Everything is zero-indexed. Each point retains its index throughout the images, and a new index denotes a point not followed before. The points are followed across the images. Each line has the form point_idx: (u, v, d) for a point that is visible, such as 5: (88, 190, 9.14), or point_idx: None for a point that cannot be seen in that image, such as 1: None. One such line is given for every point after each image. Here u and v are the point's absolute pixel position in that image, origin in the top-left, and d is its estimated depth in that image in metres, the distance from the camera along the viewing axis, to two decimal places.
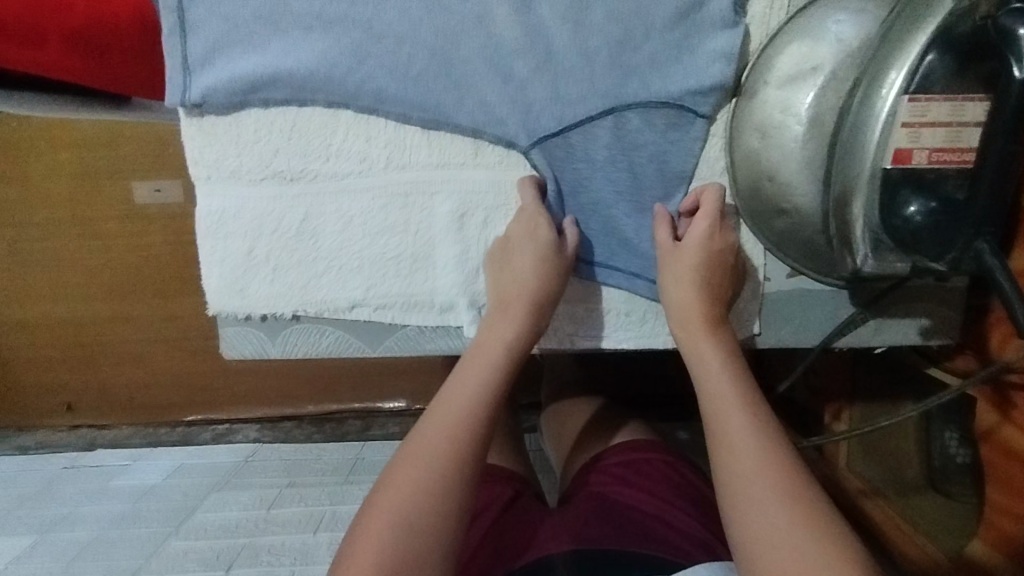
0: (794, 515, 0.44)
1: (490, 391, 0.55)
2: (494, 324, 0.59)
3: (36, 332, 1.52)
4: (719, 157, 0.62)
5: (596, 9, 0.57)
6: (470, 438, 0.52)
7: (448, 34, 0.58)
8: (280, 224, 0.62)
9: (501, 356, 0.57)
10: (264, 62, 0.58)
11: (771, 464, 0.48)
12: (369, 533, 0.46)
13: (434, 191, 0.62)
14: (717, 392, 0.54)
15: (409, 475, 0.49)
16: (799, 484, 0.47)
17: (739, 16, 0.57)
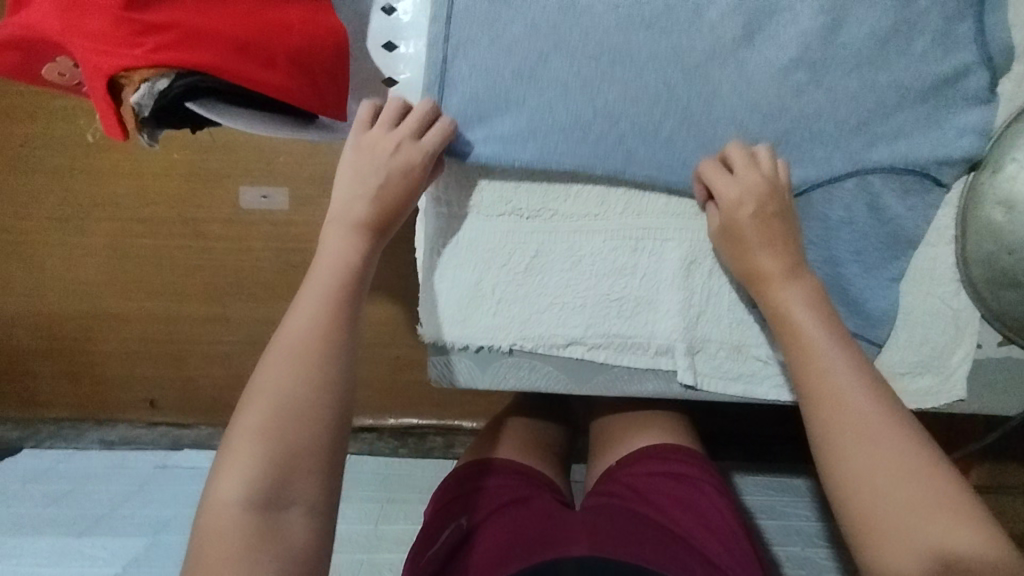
0: (923, 486, 0.45)
1: (327, 311, 0.52)
2: (337, 240, 0.56)
3: (120, 327, 1.34)
4: (949, 225, 0.63)
5: (853, 77, 0.58)
6: (325, 360, 0.50)
7: (703, 93, 0.59)
8: (513, 258, 0.63)
9: (340, 276, 0.54)
10: (523, 122, 0.60)
11: (869, 455, 0.47)
12: (241, 445, 0.47)
13: (667, 238, 0.63)
14: (829, 367, 0.52)
15: (268, 400, 0.48)
16: (897, 481, 0.46)
17: (992, 94, 0.58)
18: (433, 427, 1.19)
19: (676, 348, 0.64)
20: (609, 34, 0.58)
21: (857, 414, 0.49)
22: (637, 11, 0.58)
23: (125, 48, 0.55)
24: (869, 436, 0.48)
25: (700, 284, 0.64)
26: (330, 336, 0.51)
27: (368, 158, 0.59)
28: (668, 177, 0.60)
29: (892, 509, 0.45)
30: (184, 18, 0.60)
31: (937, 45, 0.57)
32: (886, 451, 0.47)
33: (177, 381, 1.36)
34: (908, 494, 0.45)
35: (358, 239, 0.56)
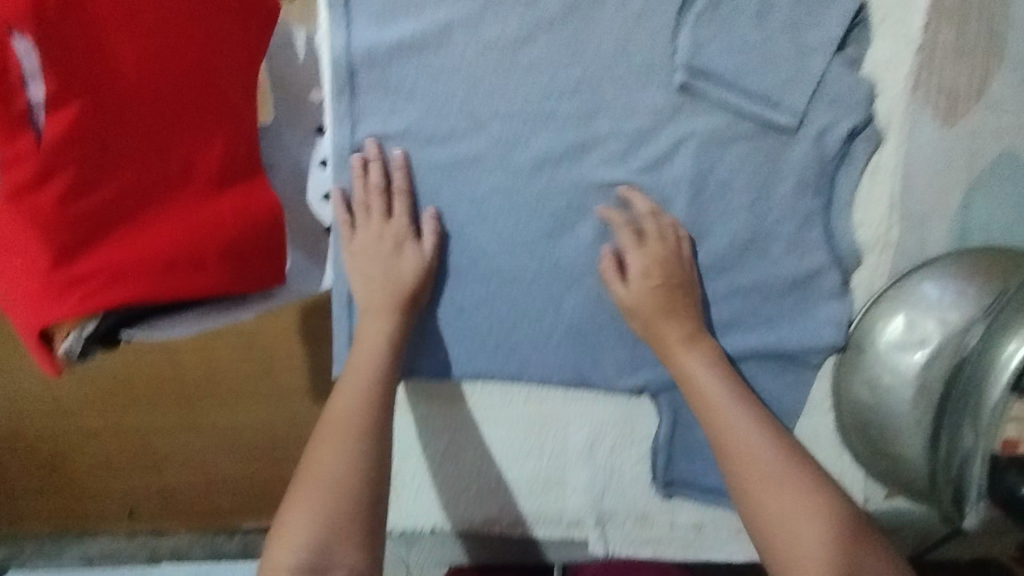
0: (808, 503, 0.54)
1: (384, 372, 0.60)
2: (371, 327, 0.62)
3: (82, 440, 1.05)
4: (825, 396, 0.69)
5: (720, 281, 0.64)
6: (360, 427, 0.57)
7: (586, 304, 0.65)
8: (429, 447, 0.69)
9: (380, 361, 0.60)
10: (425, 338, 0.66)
11: (756, 472, 0.57)
12: (293, 521, 0.52)
13: (567, 422, 0.69)
14: (722, 408, 0.61)
15: (322, 467, 0.55)
16: (775, 491, 0.55)
17: (847, 287, 0.64)
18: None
19: (585, 521, 0.70)
20: (496, 257, 0.65)
21: (754, 446, 0.58)
22: (520, 233, 0.64)
23: (54, 304, 0.52)
24: (754, 457, 0.57)
25: (602, 460, 0.69)
26: (368, 410, 0.58)
27: (372, 258, 0.61)
28: (561, 377, 0.67)
29: (780, 514, 0.54)
30: (114, 259, 0.56)
31: (791, 249, 0.63)
32: (768, 469, 0.57)
33: (155, 489, 1.06)
34: (789, 500, 0.55)
35: (392, 316, 0.62)
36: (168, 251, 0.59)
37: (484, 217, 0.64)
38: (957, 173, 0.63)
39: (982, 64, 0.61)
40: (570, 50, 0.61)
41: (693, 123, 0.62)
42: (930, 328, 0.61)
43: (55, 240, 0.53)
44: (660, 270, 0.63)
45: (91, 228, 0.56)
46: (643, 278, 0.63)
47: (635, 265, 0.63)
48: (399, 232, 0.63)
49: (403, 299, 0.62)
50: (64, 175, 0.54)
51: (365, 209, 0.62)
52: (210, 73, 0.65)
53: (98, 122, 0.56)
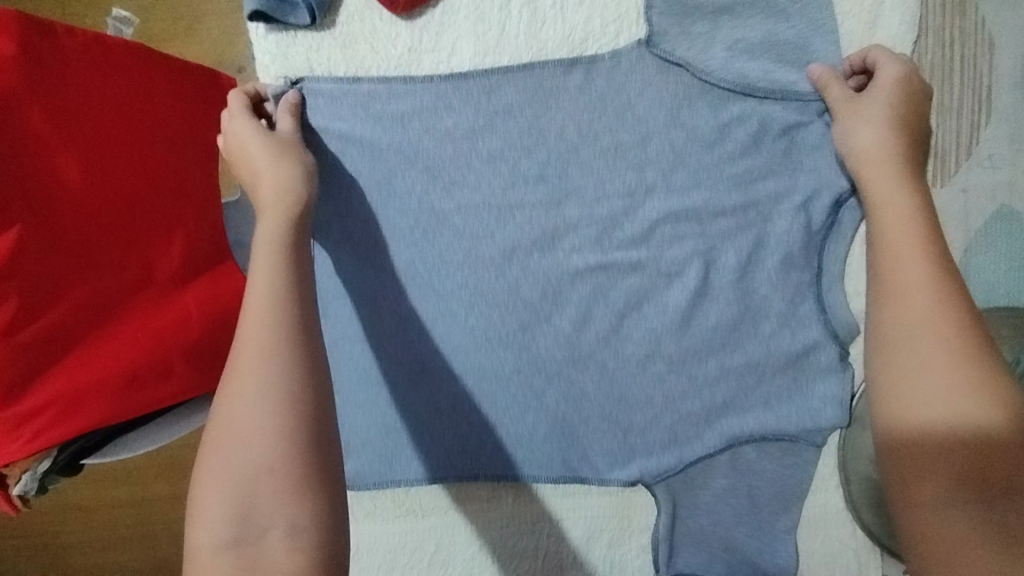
0: (945, 326, 0.43)
1: (274, 283, 0.46)
2: (264, 230, 0.50)
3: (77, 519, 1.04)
4: (832, 474, 0.64)
5: (710, 362, 0.62)
6: (270, 345, 0.43)
7: (573, 396, 0.62)
8: (416, 556, 0.65)
9: (271, 265, 0.47)
10: (405, 443, 0.63)
11: (907, 326, 0.44)
12: (216, 434, 0.40)
13: (562, 519, 0.64)
14: (893, 228, 0.49)
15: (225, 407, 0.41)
16: (914, 347, 0.43)
17: (845, 361, 0.61)
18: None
19: None
20: (471, 353, 0.62)
21: (907, 249, 0.47)
22: (494, 328, 0.62)
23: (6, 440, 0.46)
24: (905, 292, 0.45)
25: (602, 557, 0.65)
26: (271, 319, 0.44)
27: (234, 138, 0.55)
28: (549, 473, 0.63)
29: (920, 387, 0.42)
30: (67, 391, 0.49)
31: (781, 326, 0.61)
32: (925, 338, 0.43)
33: (147, 568, 1.03)
34: (937, 361, 0.42)
35: (284, 204, 0.52)
36: (136, 362, 0.53)
37: (456, 313, 0.62)
38: (950, 234, 0.61)
39: (961, 122, 0.60)
40: (533, 137, 0.60)
41: (668, 203, 0.60)
42: None
43: (6, 377, 0.46)
44: (902, 130, 0.54)
45: (46, 359, 0.48)
46: (879, 132, 0.54)
47: (864, 138, 0.54)
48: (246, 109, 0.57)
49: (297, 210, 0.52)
50: (11, 303, 0.46)
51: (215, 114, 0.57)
52: (165, 158, 0.58)
53: (51, 238, 0.48)
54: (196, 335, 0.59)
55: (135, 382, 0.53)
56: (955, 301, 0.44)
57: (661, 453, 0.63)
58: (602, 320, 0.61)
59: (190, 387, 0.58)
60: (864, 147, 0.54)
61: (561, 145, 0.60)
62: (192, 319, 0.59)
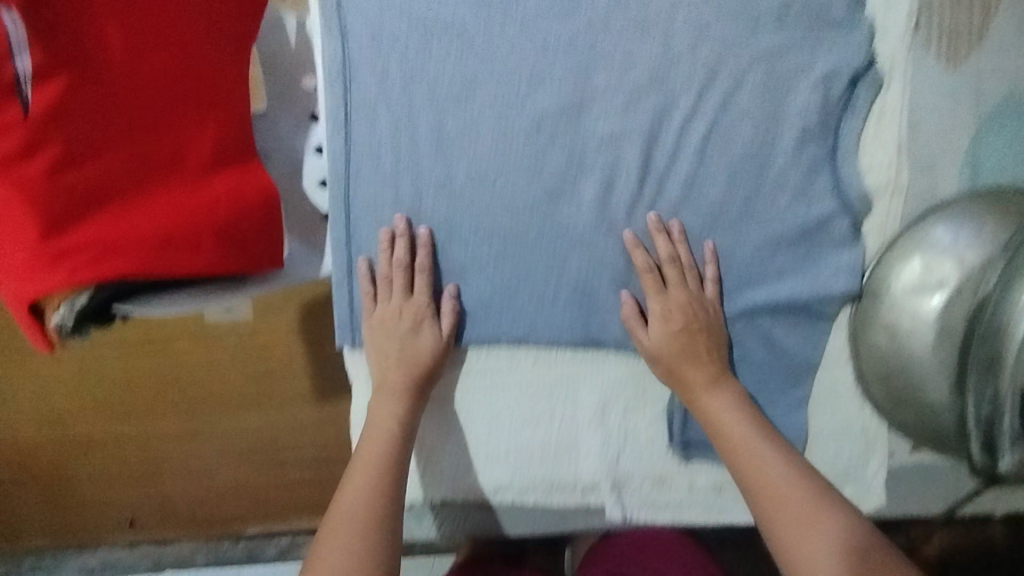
0: (813, 498, 0.57)
1: (375, 499, 0.58)
2: (380, 412, 0.62)
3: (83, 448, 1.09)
4: (843, 347, 0.67)
5: (728, 234, 0.63)
6: (374, 538, 0.56)
7: (595, 265, 0.64)
8: (437, 416, 0.67)
9: (384, 445, 0.60)
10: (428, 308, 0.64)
11: (759, 467, 0.59)
12: (335, 536, 0.56)
13: (579, 385, 0.66)
14: (725, 419, 0.61)
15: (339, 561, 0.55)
16: (782, 484, 0.58)
17: (857, 234, 0.63)
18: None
19: (602, 485, 0.67)
20: (497, 218, 0.63)
21: (753, 442, 0.60)
22: (522, 193, 0.63)
23: (45, 275, 0.46)
24: (754, 446, 0.60)
25: (617, 424, 0.67)
26: (382, 472, 0.59)
27: (390, 331, 0.63)
28: (570, 338, 0.65)
29: (800, 542, 0.55)
30: (101, 239, 0.49)
31: (801, 197, 0.62)
32: (788, 486, 0.58)
33: (155, 499, 1.11)
34: (793, 495, 0.57)
35: (389, 428, 0.61)
36: (172, 228, 0.54)
37: (484, 177, 0.63)
38: (961, 115, 0.63)
39: (972, 8, 0.63)
40: (564, 8, 0.62)
41: (692, 74, 0.62)
42: (948, 268, 0.59)
43: (45, 214, 0.47)
44: (683, 331, 0.62)
45: (82, 208, 0.50)
46: (664, 335, 0.62)
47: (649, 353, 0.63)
48: (419, 310, 0.63)
49: (417, 400, 0.63)
50: (50, 148, 0.48)
51: (387, 286, 0.63)
52: (200, 47, 0.60)
53: (91, 98, 0.51)
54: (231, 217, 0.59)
55: (174, 246, 0.54)
56: (769, 426, 0.62)
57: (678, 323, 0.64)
58: (627, 189, 0.63)
59: (226, 267, 0.58)
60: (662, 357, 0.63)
61: (591, 18, 0.62)
62: (226, 203, 0.60)
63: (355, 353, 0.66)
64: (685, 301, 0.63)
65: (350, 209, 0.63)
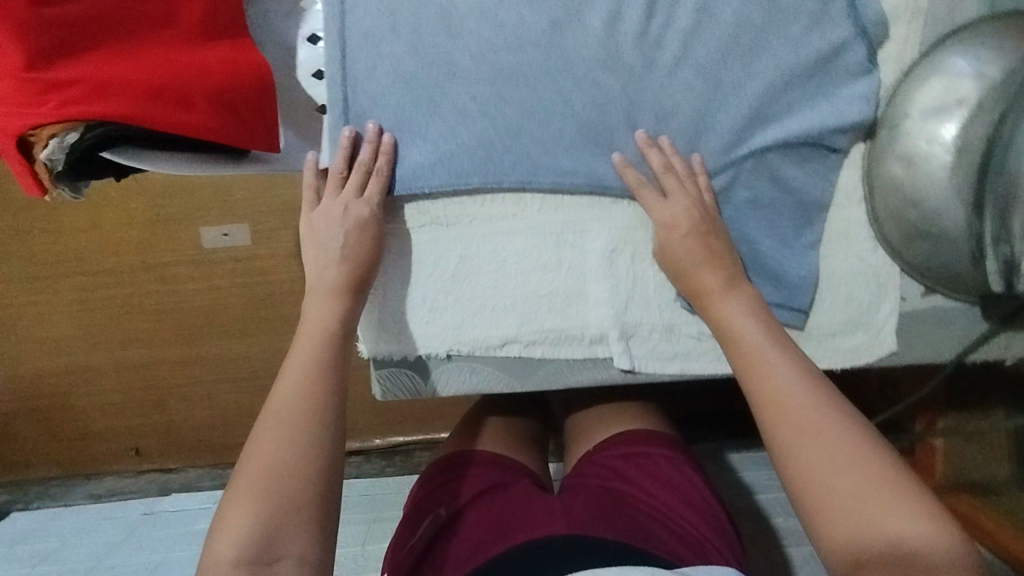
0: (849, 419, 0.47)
1: (311, 384, 0.52)
2: (318, 309, 0.58)
3: (106, 378, 1.27)
4: (855, 187, 0.65)
5: (738, 68, 0.61)
6: (308, 414, 0.51)
7: (599, 103, 0.61)
8: (440, 267, 0.65)
9: (322, 337, 0.56)
10: (429, 152, 0.62)
11: (807, 426, 0.47)
12: (265, 447, 0.49)
13: (586, 230, 0.64)
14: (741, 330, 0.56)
15: (272, 445, 0.49)
16: (821, 447, 0.46)
17: (873, 65, 0.61)
18: (420, 443, 1.26)
19: (610, 336, 0.66)
20: (500, 53, 0.60)
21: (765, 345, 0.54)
22: (525, 25, 0.60)
23: (36, 105, 0.54)
24: (797, 402, 0.48)
25: (625, 270, 0.65)
26: (312, 403, 0.51)
27: (332, 230, 0.61)
28: (574, 181, 0.63)
29: (830, 460, 0.45)
30: (94, 77, 0.56)
31: (814, 23, 0.60)
32: (831, 452, 0.45)
33: (159, 427, 1.29)
34: (839, 462, 0.45)
35: (326, 317, 0.57)
36: (173, 80, 0.62)
37: (486, 9, 0.60)
38: None
39: None
40: None
41: None
42: (968, 86, 0.57)
43: (33, 40, 0.53)
44: (690, 216, 0.60)
45: (71, 44, 0.56)
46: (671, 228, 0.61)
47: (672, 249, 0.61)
48: (362, 215, 0.61)
49: (353, 312, 0.59)
50: None
51: (341, 183, 0.62)
52: None
53: None
54: (222, 82, 0.66)
55: (173, 95, 0.61)
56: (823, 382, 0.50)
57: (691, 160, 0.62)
58: (634, 19, 0.60)
59: (204, 128, 0.63)
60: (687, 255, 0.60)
61: None
62: (224, 72, 0.67)
63: None
64: (687, 198, 0.61)
65: (346, 44, 0.61)
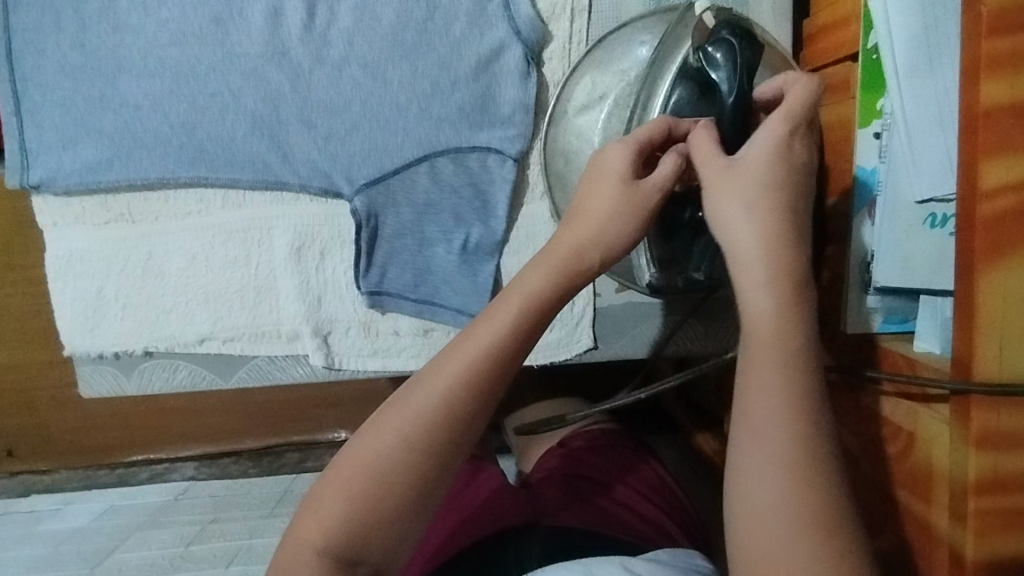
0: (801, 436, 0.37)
1: (487, 360, 0.41)
2: (534, 275, 0.43)
3: None
4: (538, 182, 0.65)
5: (403, 66, 0.61)
6: (464, 396, 0.40)
7: (268, 100, 0.62)
8: (131, 264, 0.65)
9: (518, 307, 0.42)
10: (104, 148, 0.62)
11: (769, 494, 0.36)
12: (385, 427, 0.40)
13: (271, 227, 0.65)
14: (743, 253, 0.40)
15: (396, 424, 0.40)
16: (760, 493, 0.36)
17: (532, 66, 0.62)
18: (293, 444, 1.14)
19: (303, 333, 0.66)
20: (164, 49, 0.61)
21: (764, 279, 0.39)
22: (187, 23, 0.61)
23: None
24: (764, 417, 0.37)
25: (313, 267, 0.66)
26: (476, 385, 0.41)
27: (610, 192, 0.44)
28: (251, 177, 0.63)
29: (759, 476, 0.36)
30: None
31: (472, 22, 0.61)
32: (767, 518, 0.36)
33: None
34: (767, 527, 0.36)
35: (548, 273, 0.43)
36: None
37: (147, 5, 0.60)
38: None
39: None
40: None
41: None
42: (612, 80, 0.58)
43: None
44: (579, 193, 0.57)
45: None
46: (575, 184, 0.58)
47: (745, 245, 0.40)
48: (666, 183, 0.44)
49: (575, 277, 0.43)
50: None
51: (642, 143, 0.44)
52: None
53: None
54: None
55: None
56: (816, 436, 0.37)
57: (364, 163, 0.63)
58: (296, 18, 0.61)
59: None
60: (729, 245, 0.41)
61: None
62: None
63: (42, 196, 0.64)
64: (806, 178, 0.42)
65: (12, 42, 0.61)
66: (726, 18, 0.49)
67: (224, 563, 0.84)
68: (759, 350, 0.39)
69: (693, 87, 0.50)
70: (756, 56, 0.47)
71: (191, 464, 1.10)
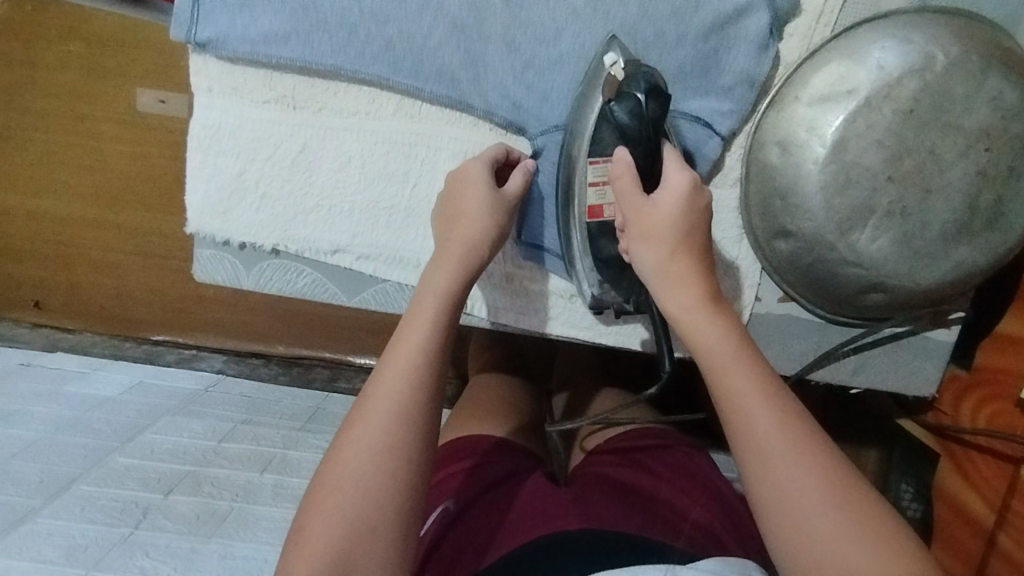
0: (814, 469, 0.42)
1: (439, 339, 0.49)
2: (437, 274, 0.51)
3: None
4: (734, 167, 0.60)
5: (631, 5, 0.55)
6: (426, 379, 0.47)
7: (475, 7, 0.56)
8: (281, 153, 0.60)
9: (434, 302, 0.50)
10: (285, 20, 0.56)
11: (773, 490, 0.42)
12: (356, 435, 0.45)
13: (440, 147, 0.59)
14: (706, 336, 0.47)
15: (368, 428, 0.45)
16: (799, 521, 0.40)
17: (772, 39, 0.56)
18: (324, 360, 1.06)
19: None
20: None
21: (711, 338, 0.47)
22: None
23: None
24: (769, 457, 0.42)
25: None
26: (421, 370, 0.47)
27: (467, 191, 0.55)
28: (435, 90, 0.57)
29: (788, 502, 0.41)
30: None
31: None
32: (837, 545, 0.39)
33: None
34: (838, 551, 0.39)
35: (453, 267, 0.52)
36: None
37: None
38: None
39: None
40: None
41: None
42: (865, 74, 0.52)
43: None
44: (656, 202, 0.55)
45: None
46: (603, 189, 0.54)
47: (673, 298, 0.49)
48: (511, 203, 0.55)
49: (470, 266, 0.52)
50: None
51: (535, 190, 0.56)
52: None
53: None
54: None
55: None
56: (815, 458, 0.42)
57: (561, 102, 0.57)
58: None
59: None
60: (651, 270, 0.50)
61: None
62: None
63: (202, 57, 0.58)
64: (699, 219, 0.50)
65: None
66: (644, 66, 0.51)
67: (259, 468, 0.78)
68: (737, 400, 0.44)
69: (614, 131, 0.52)
70: (663, 109, 0.50)
71: (220, 356, 1.04)
